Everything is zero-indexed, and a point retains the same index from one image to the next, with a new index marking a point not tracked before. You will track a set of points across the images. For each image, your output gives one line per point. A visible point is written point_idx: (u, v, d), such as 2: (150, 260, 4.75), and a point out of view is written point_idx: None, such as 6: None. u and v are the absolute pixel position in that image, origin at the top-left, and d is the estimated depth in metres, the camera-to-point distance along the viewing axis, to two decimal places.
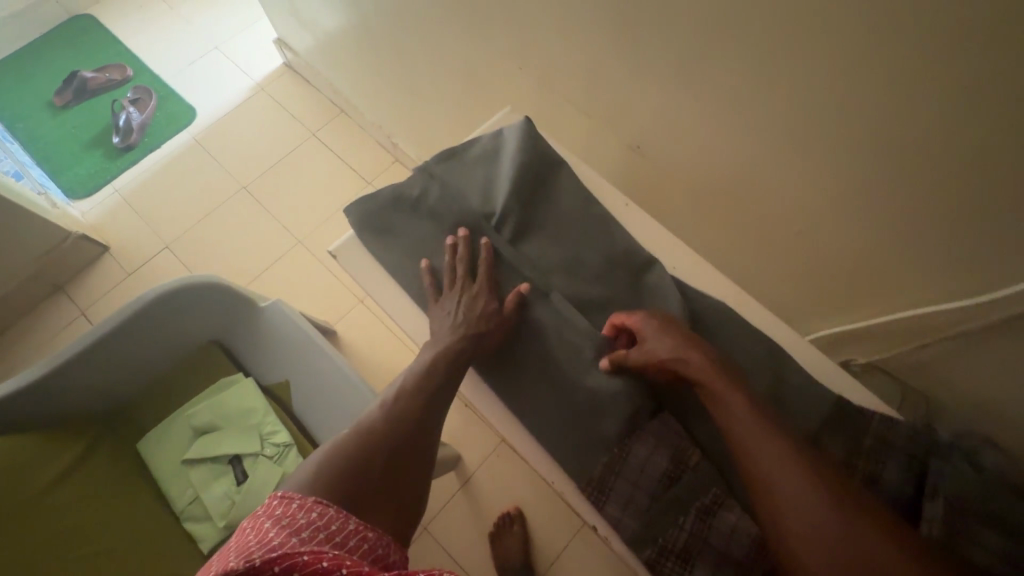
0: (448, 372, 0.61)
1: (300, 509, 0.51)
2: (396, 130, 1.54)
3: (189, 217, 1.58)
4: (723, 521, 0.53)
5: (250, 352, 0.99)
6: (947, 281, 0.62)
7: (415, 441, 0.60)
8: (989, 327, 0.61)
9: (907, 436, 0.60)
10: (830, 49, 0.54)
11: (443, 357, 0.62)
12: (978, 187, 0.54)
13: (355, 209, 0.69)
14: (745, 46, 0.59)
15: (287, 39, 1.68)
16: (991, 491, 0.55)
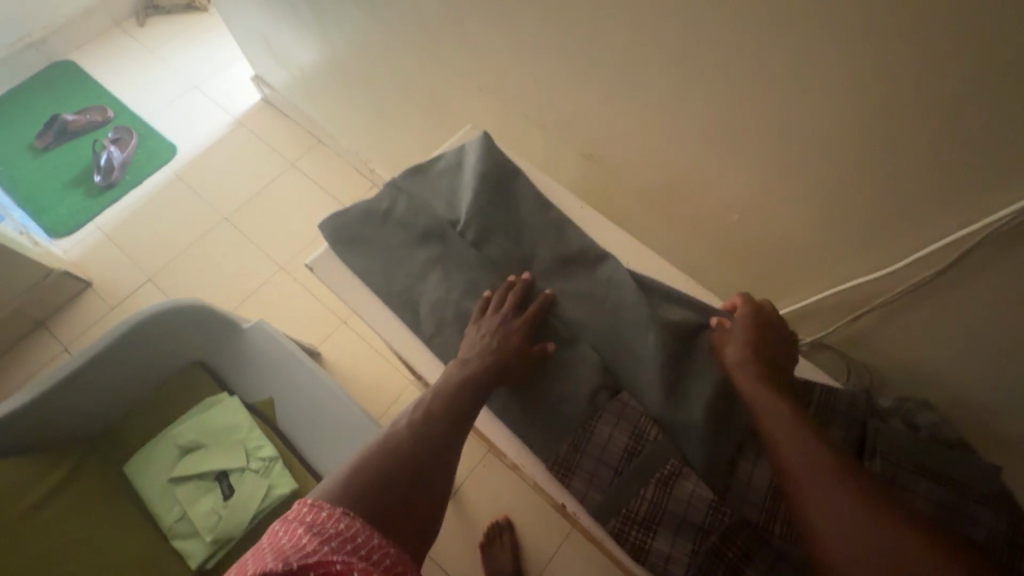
0: (473, 390, 0.62)
1: (328, 518, 0.51)
2: (371, 156, 1.61)
3: (171, 249, 1.61)
4: (681, 489, 0.57)
5: (234, 373, 1.01)
6: (872, 263, 0.68)
7: (427, 453, 0.59)
8: (906, 297, 0.67)
9: (848, 401, 0.66)
10: (747, 60, 0.61)
11: (465, 379, 0.62)
12: (884, 170, 0.61)
13: (328, 223, 0.73)
14: (675, 57, 0.67)
15: (264, 76, 1.76)
16: (920, 448, 0.62)
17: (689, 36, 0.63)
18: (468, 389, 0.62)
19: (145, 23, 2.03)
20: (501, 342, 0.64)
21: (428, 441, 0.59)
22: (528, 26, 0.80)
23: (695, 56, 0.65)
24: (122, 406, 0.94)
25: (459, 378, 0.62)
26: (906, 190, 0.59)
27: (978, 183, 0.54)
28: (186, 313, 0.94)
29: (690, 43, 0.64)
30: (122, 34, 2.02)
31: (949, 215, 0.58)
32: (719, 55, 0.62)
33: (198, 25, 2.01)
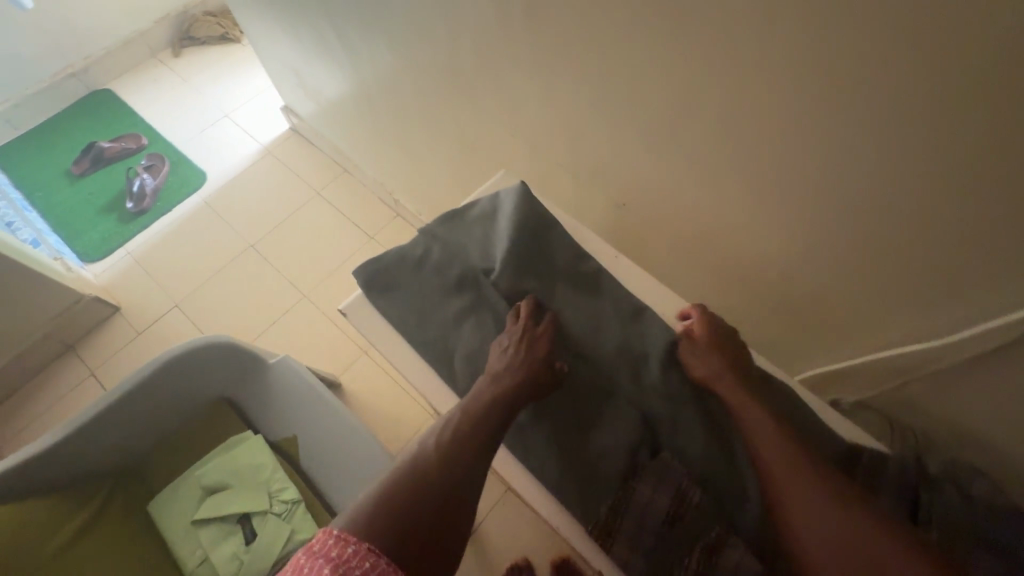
0: (502, 408, 0.61)
1: (353, 556, 0.51)
2: (395, 186, 1.62)
3: (197, 276, 1.63)
4: (728, 558, 0.54)
5: (260, 410, 1.00)
6: (921, 324, 0.66)
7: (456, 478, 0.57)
8: (956, 361, 0.64)
9: (899, 468, 0.63)
10: (789, 121, 0.60)
11: (492, 400, 0.61)
12: (931, 239, 0.58)
13: (362, 270, 0.73)
14: (712, 116, 0.66)
15: (293, 106, 1.80)
16: (985, 522, 0.58)
17: (728, 99, 0.63)
18: (494, 411, 0.61)
19: (180, 54, 2.10)
20: (525, 360, 0.63)
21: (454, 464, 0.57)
22: (560, 76, 0.80)
23: (733, 116, 0.64)
24: (148, 443, 0.93)
25: (487, 399, 0.61)
26: (960, 255, 0.57)
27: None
28: (217, 348, 0.94)
29: (729, 104, 0.63)
30: (159, 64, 2.09)
31: (1007, 282, 0.55)
32: (759, 117, 0.62)
33: (231, 55, 2.07)
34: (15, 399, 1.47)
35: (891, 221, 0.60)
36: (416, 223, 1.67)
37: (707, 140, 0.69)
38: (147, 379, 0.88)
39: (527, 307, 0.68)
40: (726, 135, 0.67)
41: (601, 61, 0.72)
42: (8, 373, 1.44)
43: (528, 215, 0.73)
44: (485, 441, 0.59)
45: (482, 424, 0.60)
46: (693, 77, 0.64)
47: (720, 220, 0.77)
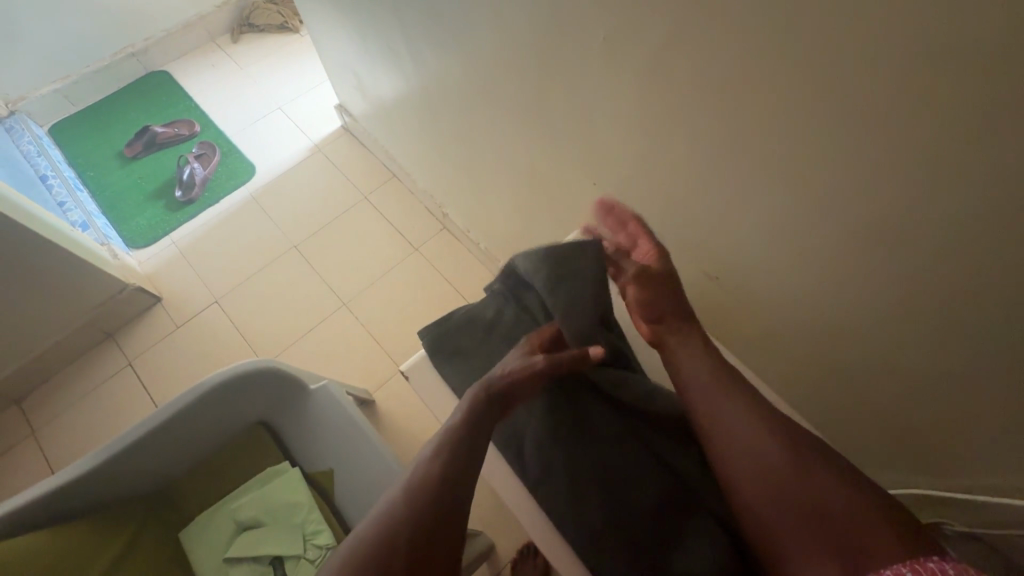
0: (482, 416, 0.60)
1: None
2: (446, 199, 1.57)
3: (239, 272, 1.61)
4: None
5: (299, 438, 0.98)
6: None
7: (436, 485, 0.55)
8: None
9: None
10: (926, 229, 0.53)
11: (485, 403, 0.61)
12: None
13: (427, 331, 0.69)
14: (826, 207, 0.60)
15: (347, 105, 1.76)
16: None
17: (851, 194, 0.56)
18: (484, 414, 0.60)
19: (238, 40, 2.07)
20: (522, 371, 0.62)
21: (446, 466, 0.56)
22: (650, 135, 0.74)
23: (852, 212, 0.58)
24: (183, 460, 0.92)
25: (477, 399, 0.61)
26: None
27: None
28: (262, 374, 0.91)
29: (850, 199, 0.57)
30: (217, 49, 2.07)
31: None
32: (887, 218, 0.55)
33: (288, 46, 2.04)
34: (53, 381, 1.48)
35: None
36: (462, 238, 1.61)
37: (815, 229, 0.63)
38: (190, 405, 0.85)
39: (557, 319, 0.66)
40: (839, 230, 0.60)
41: (701, 130, 0.66)
42: (49, 355, 1.44)
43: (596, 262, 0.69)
44: (474, 442, 0.59)
45: (474, 428, 0.59)
46: (812, 165, 0.58)
47: (825, 307, 0.69)
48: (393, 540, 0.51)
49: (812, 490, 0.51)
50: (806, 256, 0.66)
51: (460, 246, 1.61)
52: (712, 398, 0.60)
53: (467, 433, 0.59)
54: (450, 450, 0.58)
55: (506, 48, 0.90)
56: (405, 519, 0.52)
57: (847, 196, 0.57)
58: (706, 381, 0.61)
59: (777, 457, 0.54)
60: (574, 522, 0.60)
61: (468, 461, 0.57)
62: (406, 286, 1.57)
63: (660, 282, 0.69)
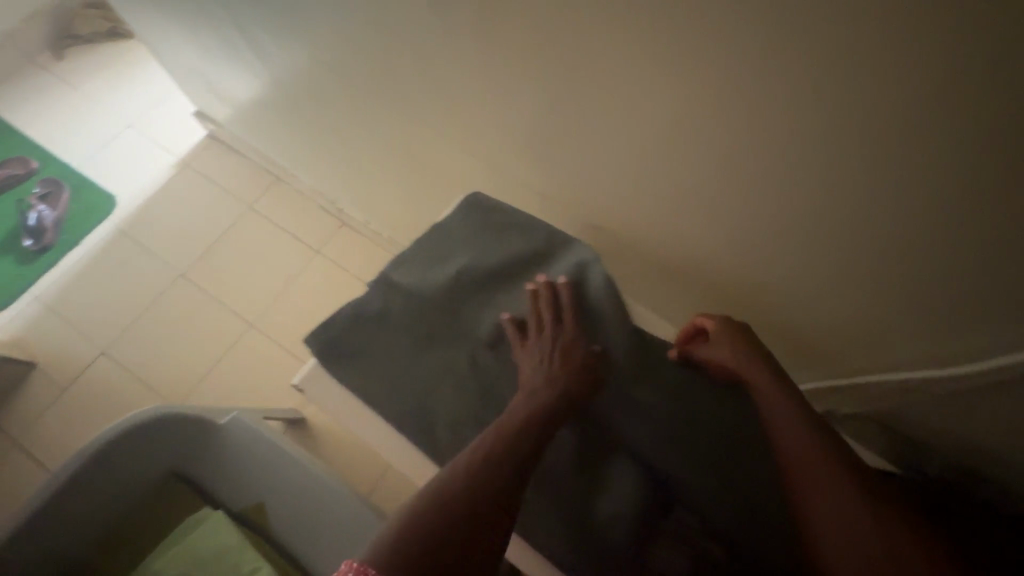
0: (501, 440, 0.53)
1: None
2: (338, 193, 1.49)
3: (124, 314, 1.45)
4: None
5: (216, 479, 0.91)
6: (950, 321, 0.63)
7: (464, 494, 0.49)
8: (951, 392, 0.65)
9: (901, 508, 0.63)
10: (762, 142, 0.56)
11: (535, 419, 0.55)
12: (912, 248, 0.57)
13: (313, 339, 0.62)
14: (676, 138, 0.62)
15: (207, 111, 1.60)
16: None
17: (693, 120, 0.58)
18: (505, 435, 0.54)
19: (63, 55, 1.82)
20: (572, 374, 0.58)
21: (490, 499, 0.50)
22: (507, 97, 0.73)
23: (698, 137, 0.60)
24: (86, 535, 0.82)
25: (525, 415, 0.55)
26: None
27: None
28: (144, 430, 0.82)
29: (694, 125, 0.59)
30: (39, 70, 1.80)
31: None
32: (728, 138, 0.58)
33: (125, 54, 1.81)
34: None
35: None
36: (364, 232, 1.54)
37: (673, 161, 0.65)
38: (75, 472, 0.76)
39: (568, 297, 0.62)
40: (693, 157, 0.63)
41: (550, 82, 0.66)
42: None
43: (493, 228, 0.67)
44: (522, 473, 0.52)
45: (495, 449, 0.52)
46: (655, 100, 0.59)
47: (719, 231, 0.71)
48: (421, 535, 0.47)
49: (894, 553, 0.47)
50: (673, 189, 0.69)
51: (363, 241, 1.54)
52: (795, 453, 0.54)
53: (487, 457, 0.52)
54: (472, 473, 0.50)
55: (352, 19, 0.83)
56: (445, 558, 0.46)
57: (691, 123, 0.59)
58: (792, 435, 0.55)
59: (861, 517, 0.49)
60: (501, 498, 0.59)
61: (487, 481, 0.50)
62: (315, 292, 1.48)
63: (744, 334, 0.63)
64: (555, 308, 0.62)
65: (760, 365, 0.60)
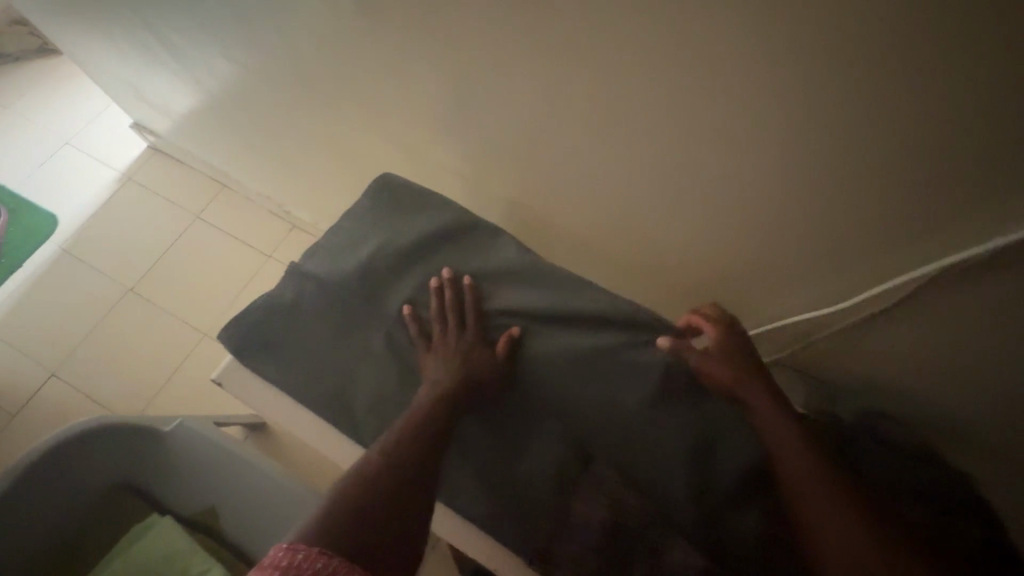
0: (424, 423, 0.56)
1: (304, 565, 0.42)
2: (284, 197, 1.48)
3: (73, 333, 1.43)
4: None
5: (165, 485, 0.91)
6: (850, 264, 0.66)
7: (400, 469, 0.52)
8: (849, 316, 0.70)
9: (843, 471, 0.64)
10: None
11: (438, 410, 0.57)
12: None
13: (227, 332, 0.62)
14: None
15: (145, 122, 1.58)
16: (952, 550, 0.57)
17: None
18: (430, 420, 0.56)
19: None
20: (471, 367, 0.59)
21: (402, 483, 0.51)
22: None
23: None
24: (31, 551, 0.82)
25: (428, 408, 0.57)
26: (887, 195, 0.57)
27: (967, 188, 0.52)
28: (79, 444, 0.81)
29: None
30: None
31: (935, 216, 0.55)
32: None
33: (57, 71, 1.77)
34: None
35: (820, 170, 0.58)
36: (315, 233, 1.53)
37: None
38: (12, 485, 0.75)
39: (470, 298, 0.64)
40: None
41: None
42: None
43: (401, 211, 0.69)
44: (432, 457, 0.54)
45: (420, 432, 0.55)
46: None
47: None
48: (360, 503, 0.48)
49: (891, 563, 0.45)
50: None
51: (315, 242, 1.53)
52: (790, 464, 0.52)
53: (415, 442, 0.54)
54: (402, 454, 0.53)
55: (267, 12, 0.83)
56: (362, 535, 0.47)
57: None
58: (786, 445, 0.54)
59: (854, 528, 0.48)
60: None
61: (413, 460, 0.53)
62: None
63: (735, 343, 0.61)
64: (457, 305, 0.64)
65: (744, 375, 0.59)
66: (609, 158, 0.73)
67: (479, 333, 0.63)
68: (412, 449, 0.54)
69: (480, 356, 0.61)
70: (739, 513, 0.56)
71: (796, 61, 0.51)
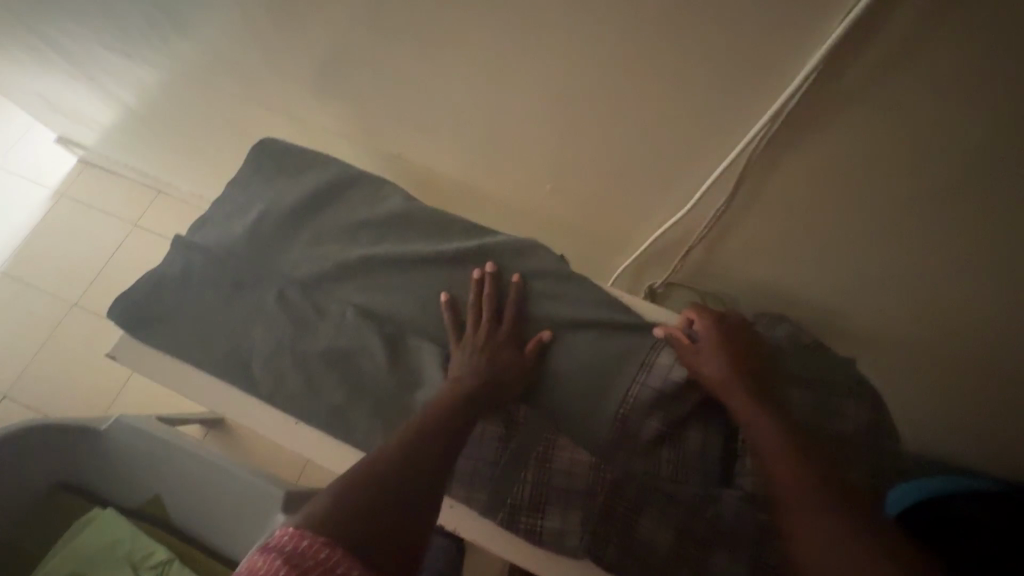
0: (449, 413, 0.55)
1: (309, 551, 0.41)
2: (217, 193, 1.48)
3: (20, 355, 1.42)
4: (644, 525, 0.58)
5: (107, 483, 0.92)
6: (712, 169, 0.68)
7: (419, 468, 0.51)
8: (712, 228, 0.75)
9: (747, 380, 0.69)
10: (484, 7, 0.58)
11: (450, 397, 0.57)
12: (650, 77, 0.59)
13: (117, 309, 0.62)
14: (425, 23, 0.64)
15: (69, 136, 1.55)
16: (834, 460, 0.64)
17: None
18: (450, 411, 0.56)
19: None
20: (494, 362, 0.60)
21: (421, 478, 0.50)
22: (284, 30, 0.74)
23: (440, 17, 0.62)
24: None
25: (444, 402, 0.56)
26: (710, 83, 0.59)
27: (773, 67, 0.54)
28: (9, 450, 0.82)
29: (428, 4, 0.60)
30: None
31: (758, 101, 0.57)
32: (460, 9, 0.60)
33: None
34: None
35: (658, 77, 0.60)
36: None
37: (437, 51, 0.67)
38: None
39: (498, 291, 0.64)
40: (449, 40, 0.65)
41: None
42: None
43: (285, 173, 0.69)
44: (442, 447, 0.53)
45: (442, 423, 0.55)
46: None
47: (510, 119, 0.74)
48: (380, 500, 0.47)
49: (857, 559, 0.44)
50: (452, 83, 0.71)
51: None
52: (776, 459, 0.53)
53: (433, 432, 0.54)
54: (422, 452, 0.52)
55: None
56: (367, 527, 0.44)
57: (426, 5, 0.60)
58: (774, 444, 0.54)
59: (824, 520, 0.47)
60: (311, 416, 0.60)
61: (431, 459, 0.52)
62: None
63: (731, 337, 0.62)
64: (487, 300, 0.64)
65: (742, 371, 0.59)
66: (483, 98, 0.73)
67: (512, 330, 0.64)
68: (437, 451, 0.53)
69: (505, 352, 0.62)
70: (642, 424, 0.62)
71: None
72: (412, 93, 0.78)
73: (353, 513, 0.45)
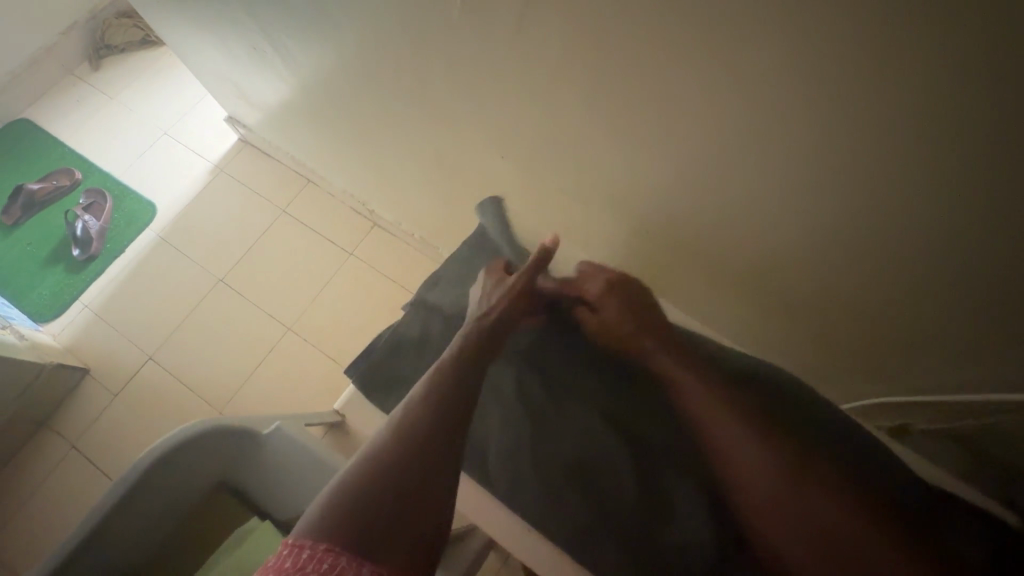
0: (459, 365, 0.64)
1: (309, 562, 0.47)
2: (369, 197, 1.48)
3: (170, 319, 1.50)
4: None
5: (266, 490, 0.93)
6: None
7: (424, 445, 0.56)
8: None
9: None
10: (833, 163, 0.52)
11: (462, 361, 0.64)
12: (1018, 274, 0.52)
13: (355, 369, 0.70)
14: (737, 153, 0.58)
15: (238, 117, 1.60)
16: None
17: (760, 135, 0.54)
18: (462, 366, 0.64)
19: (100, 66, 1.85)
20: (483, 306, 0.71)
21: (422, 455, 0.56)
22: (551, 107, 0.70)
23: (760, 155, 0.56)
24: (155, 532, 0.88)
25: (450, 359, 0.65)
26: None
27: None
28: (194, 445, 0.85)
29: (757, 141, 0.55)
30: (78, 81, 1.84)
31: None
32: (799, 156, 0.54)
33: (157, 63, 1.84)
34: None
35: (1004, 258, 0.51)
36: (396, 233, 1.54)
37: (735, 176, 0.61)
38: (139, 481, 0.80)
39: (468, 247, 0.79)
40: (760, 175, 0.59)
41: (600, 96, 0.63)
42: None
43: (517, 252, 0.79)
44: (462, 408, 0.61)
45: (453, 384, 0.61)
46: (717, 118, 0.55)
47: (777, 248, 0.68)
48: (377, 494, 0.52)
49: (830, 523, 0.54)
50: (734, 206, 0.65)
51: (396, 243, 1.55)
52: (722, 436, 0.60)
53: (444, 397, 0.60)
54: (428, 427, 0.57)
55: (386, 24, 0.79)
56: (369, 522, 0.51)
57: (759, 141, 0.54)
58: (705, 411, 0.62)
59: (791, 491, 0.55)
60: (533, 463, 0.65)
61: (434, 430, 0.57)
62: (351, 293, 1.50)
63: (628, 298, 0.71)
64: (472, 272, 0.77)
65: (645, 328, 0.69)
66: (741, 218, 0.67)
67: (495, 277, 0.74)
68: (445, 411, 0.59)
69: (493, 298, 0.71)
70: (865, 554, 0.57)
71: (1020, 152, 0.42)
72: (649, 187, 0.71)
73: (353, 516, 0.51)
